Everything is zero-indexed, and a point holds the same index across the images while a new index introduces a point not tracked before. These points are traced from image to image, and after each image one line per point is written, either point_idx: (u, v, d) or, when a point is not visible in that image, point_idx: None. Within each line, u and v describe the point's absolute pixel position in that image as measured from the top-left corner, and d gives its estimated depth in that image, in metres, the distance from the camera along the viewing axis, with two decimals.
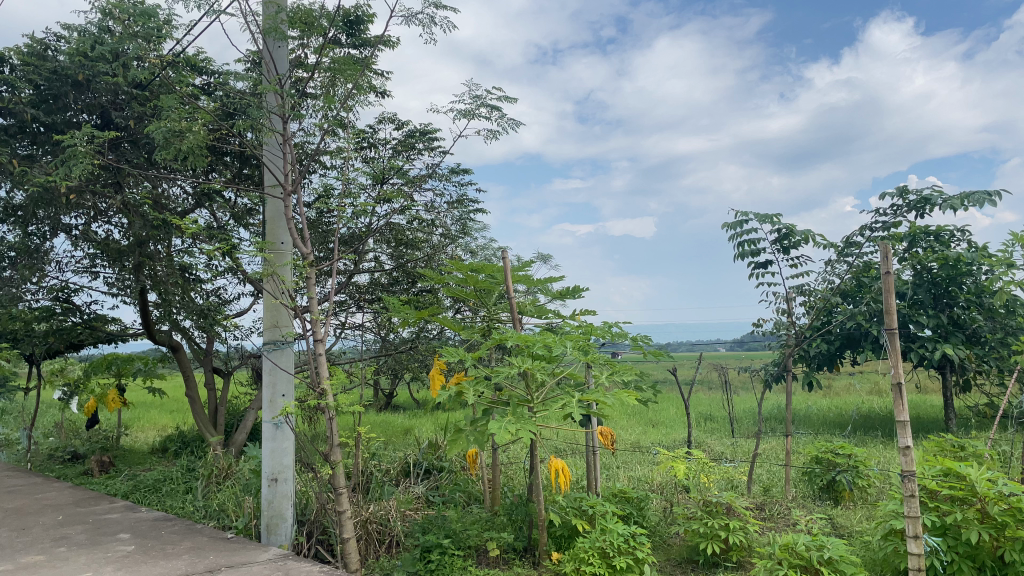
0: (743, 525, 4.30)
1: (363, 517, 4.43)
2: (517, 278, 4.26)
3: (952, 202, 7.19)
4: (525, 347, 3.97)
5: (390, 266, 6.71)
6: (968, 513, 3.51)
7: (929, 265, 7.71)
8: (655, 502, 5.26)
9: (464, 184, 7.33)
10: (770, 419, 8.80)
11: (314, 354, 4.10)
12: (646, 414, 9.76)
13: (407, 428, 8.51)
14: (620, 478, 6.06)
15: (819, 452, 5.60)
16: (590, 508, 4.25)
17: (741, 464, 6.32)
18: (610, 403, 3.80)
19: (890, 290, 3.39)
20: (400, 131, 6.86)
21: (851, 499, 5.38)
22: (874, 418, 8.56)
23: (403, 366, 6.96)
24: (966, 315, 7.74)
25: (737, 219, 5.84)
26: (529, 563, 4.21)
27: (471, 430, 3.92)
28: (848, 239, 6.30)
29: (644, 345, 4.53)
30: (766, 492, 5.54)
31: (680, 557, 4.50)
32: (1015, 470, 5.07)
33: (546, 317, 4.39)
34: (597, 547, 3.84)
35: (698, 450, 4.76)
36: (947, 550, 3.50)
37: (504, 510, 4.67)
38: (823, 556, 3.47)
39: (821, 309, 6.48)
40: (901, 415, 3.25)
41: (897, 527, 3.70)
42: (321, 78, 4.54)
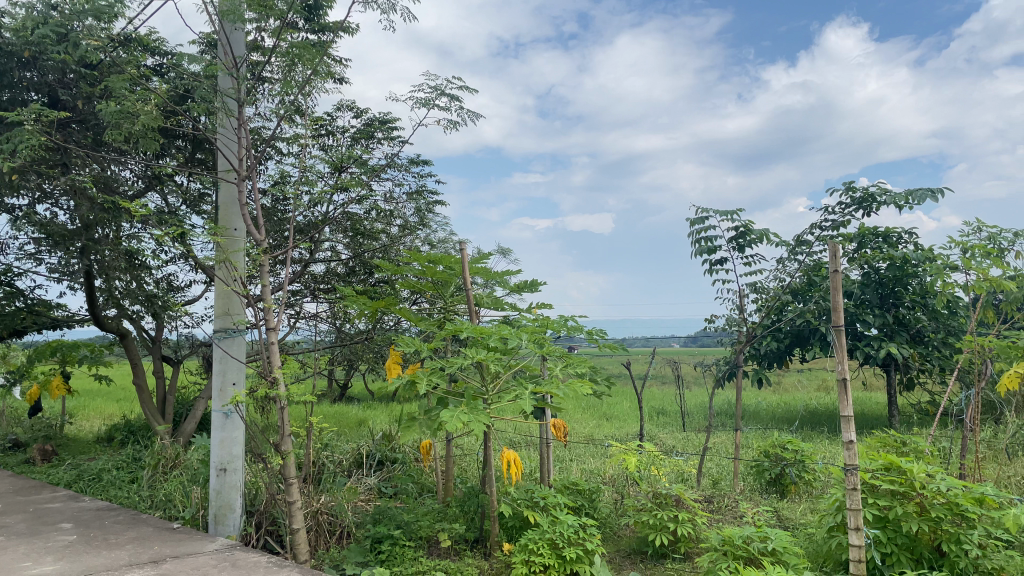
0: (692, 516, 4.38)
1: (313, 508, 4.39)
2: (475, 270, 4.26)
3: (896, 199, 7.38)
4: (481, 339, 3.97)
5: (347, 256, 6.66)
6: (908, 507, 3.61)
7: (877, 266, 7.91)
8: (606, 495, 5.32)
9: (423, 174, 7.31)
10: (720, 414, 8.96)
11: (266, 343, 4.05)
12: (600, 407, 9.85)
13: (360, 419, 8.46)
14: (573, 471, 6.12)
15: (766, 446, 5.73)
16: (542, 500, 4.28)
17: (691, 458, 6.43)
18: (564, 395, 3.82)
19: (838, 287, 3.45)
20: (359, 119, 6.80)
21: (796, 493, 5.50)
22: (820, 414, 8.76)
23: (358, 356, 6.91)
24: (911, 315, 7.97)
25: (698, 217, 5.93)
26: (480, 554, 4.23)
27: (425, 420, 3.91)
28: (799, 238, 6.44)
29: (599, 339, 4.58)
30: (715, 485, 5.65)
31: (630, 548, 4.56)
32: (952, 466, 5.25)
33: (502, 309, 4.41)
34: (547, 538, 3.88)
35: (650, 443, 4.83)
36: (887, 542, 3.61)
37: (456, 502, 4.68)
38: (766, 548, 3.55)
39: (772, 306, 6.60)
40: (845, 411, 3.32)
41: (839, 520, 3.80)
42: (278, 62, 4.45)
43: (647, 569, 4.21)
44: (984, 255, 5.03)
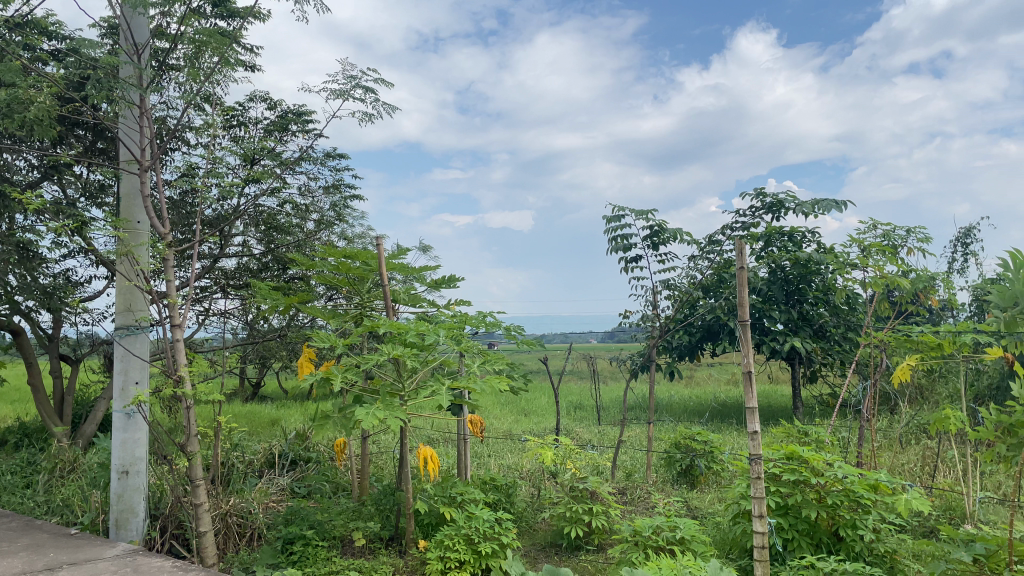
0: (606, 508, 4.46)
1: (222, 510, 4.27)
2: (392, 266, 4.21)
3: (804, 207, 7.69)
4: (397, 334, 3.93)
5: (259, 250, 6.47)
6: (808, 494, 3.77)
7: (783, 264, 8.23)
8: (523, 489, 5.36)
9: (340, 168, 7.20)
10: (635, 408, 9.16)
11: (171, 340, 3.91)
12: (518, 403, 9.92)
13: (274, 418, 8.28)
14: (490, 466, 6.14)
15: (677, 438, 5.90)
16: (459, 496, 4.28)
17: (606, 451, 6.56)
18: (480, 390, 3.82)
19: (744, 284, 3.55)
20: (273, 111, 6.63)
21: (705, 483, 5.69)
22: (730, 406, 9.07)
23: (271, 354, 6.75)
24: (814, 311, 8.33)
25: (614, 216, 6.02)
26: (395, 552, 4.20)
27: (338, 418, 3.84)
28: (711, 237, 6.62)
29: (517, 335, 4.60)
30: (629, 477, 5.78)
31: (545, 541, 4.62)
32: (850, 455, 5.51)
33: (420, 306, 4.38)
34: (462, 533, 3.88)
35: (565, 436, 4.90)
36: (788, 528, 3.75)
37: (371, 500, 4.63)
38: (675, 537, 3.66)
39: (685, 302, 6.77)
40: (750, 402, 3.42)
41: (744, 508, 3.94)
42: (184, 49, 4.28)
43: (563, 561, 4.27)
44: (881, 253, 5.30)
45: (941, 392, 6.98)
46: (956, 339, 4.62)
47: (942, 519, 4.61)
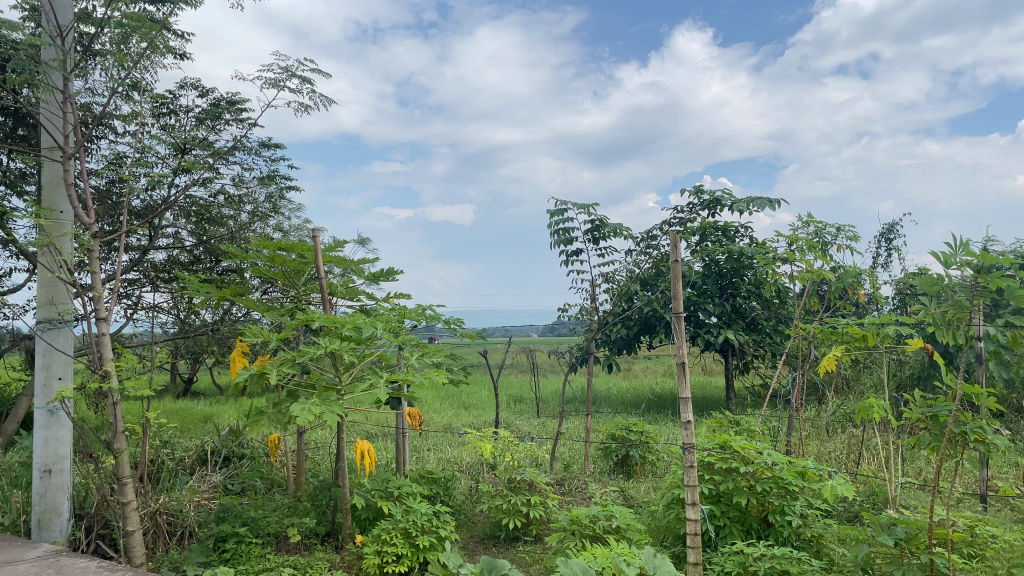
0: (543, 499, 4.50)
1: (150, 509, 4.16)
2: (330, 258, 4.15)
3: (739, 205, 7.87)
4: (334, 328, 3.87)
5: (191, 242, 6.29)
6: (739, 482, 3.87)
7: (717, 259, 8.41)
8: (461, 482, 5.37)
9: (275, 159, 7.07)
10: (574, 400, 9.26)
11: (97, 334, 3.77)
12: (458, 396, 9.91)
13: (206, 414, 8.09)
14: (429, 460, 6.12)
15: (613, 429, 5.98)
16: (396, 489, 4.25)
17: (545, 443, 6.61)
18: (418, 384, 3.79)
19: (679, 277, 3.60)
20: (204, 99, 6.47)
21: (641, 473, 5.79)
22: (665, 397, 9.25)
23: (203, 349, 6.59)
24: (746, 304, 8.55)
25: (555, 209, 6.06)
26: (331, 548, 4.15)
27: (273, 413, 3.76)
28: (648, 232, 6.73)
29: (456, 328, 4.59)
30: (567, 468, 5.84)
31: (483, 533, 4.63)
32: (780, 443, 5.68)
33: (358, 299, 4.33)
34: (400, 526, 3.87)
35: (504, 429, 4.95)
36: (720, 515, 3.84)
37: (307, 496, 4.56)
38: (611, 526, 3.72)
39: (623, 296, 6.86)
40: (684, 392, 3.47)
41: (678, 496, 4.02)
42: (110, 34, 4.13)
43: (500, 552, 4.29)
44: (810, 248, 5.47)
45: (865, 382, 7.24)
46: (879, 331, 4.80)
47: (865, 504, 4.79)
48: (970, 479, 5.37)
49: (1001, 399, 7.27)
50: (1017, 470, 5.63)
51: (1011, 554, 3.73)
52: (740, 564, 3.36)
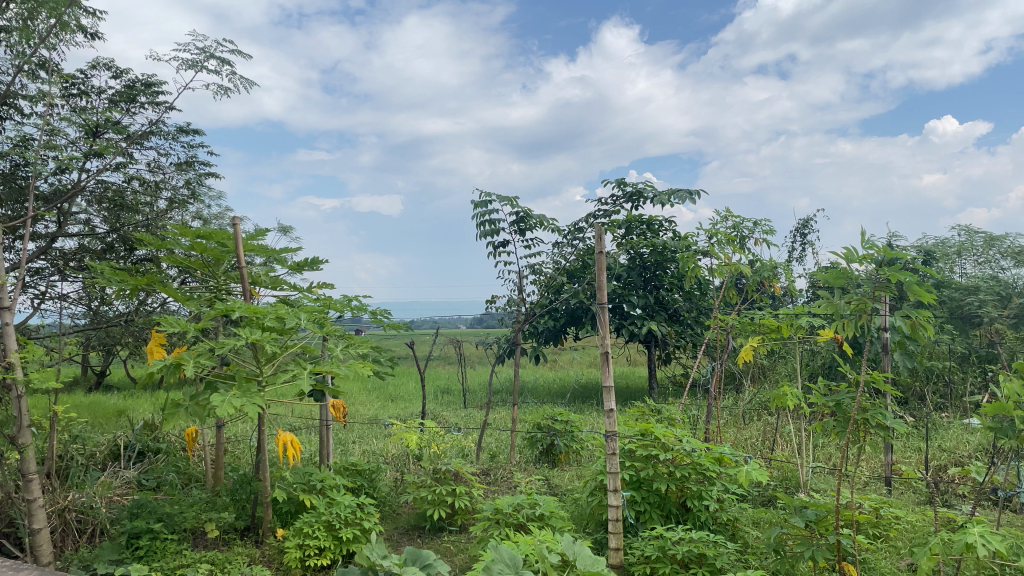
0: (469, 489, 4.52)
1: (59, 506, 3.99)
2: (250, 247, 4.04)
3: (661, 197, 8.03)
4: (254, 318, 3.77)
5: (103, 230, 6.04)
6: (659, 469, 3.96)
7: (641, 251, 8.57)
8: (386, 474, 5.32)
9: (193, 144, 6.85)
10: (500, 391, 9.30)
11: (1, 323, 3.58)
12: (384, 388, 9.82)
13: (120, 408, 7.78)
14: (354, 452, 6.06)
15: (538, 419, 6.04)
16: (319, 482, 4.18)
17: (471, 434, 6.63)
18: (343, 375, 3.74)
19: (602, 268, 3.63)
20: (118, 80, 6.21)
21: (566, 461, 5.88)
22: (590, 387, 9.39)
23: (117, 341, 6.34)
24: (669, 296, 8.76)
25: (483, 199, 6.06)
26: (251, 542, 4.07)
27: (190, 405, 3.63)
28: (574, 224, 6.80)
29: (382, 319, 4.55)
30: (493, 458, 5.88)
31: (408, 524, 4.62)
32: (699, 431, 5.84)
33: (280, 289, 4.24)
34: (323, 519, 3.81)
35: (430, 420, 4.95)
36: (641, 501, 3.93)
37: (226, 491, 4.44)
38: (535, 513, 3.76)
39: (550, 287, 6.93)
40: (607, 381, 3.52)
41: (600, 483, 4.08)
42: (17, 8, 3.92)
43: (425, 543, 4.29)
44: (728, 241, 5.63)
45: (780, 371, 7.51)
46: (792, 321, 4.98)
47: (778, 488, 4.97)
48: (876, 463, 5.65)
49: (905, 387, 7.65)
50: (918, 455, 5.94)
51: (912, 533, 3.94)
52: (659, 548, 3.43)
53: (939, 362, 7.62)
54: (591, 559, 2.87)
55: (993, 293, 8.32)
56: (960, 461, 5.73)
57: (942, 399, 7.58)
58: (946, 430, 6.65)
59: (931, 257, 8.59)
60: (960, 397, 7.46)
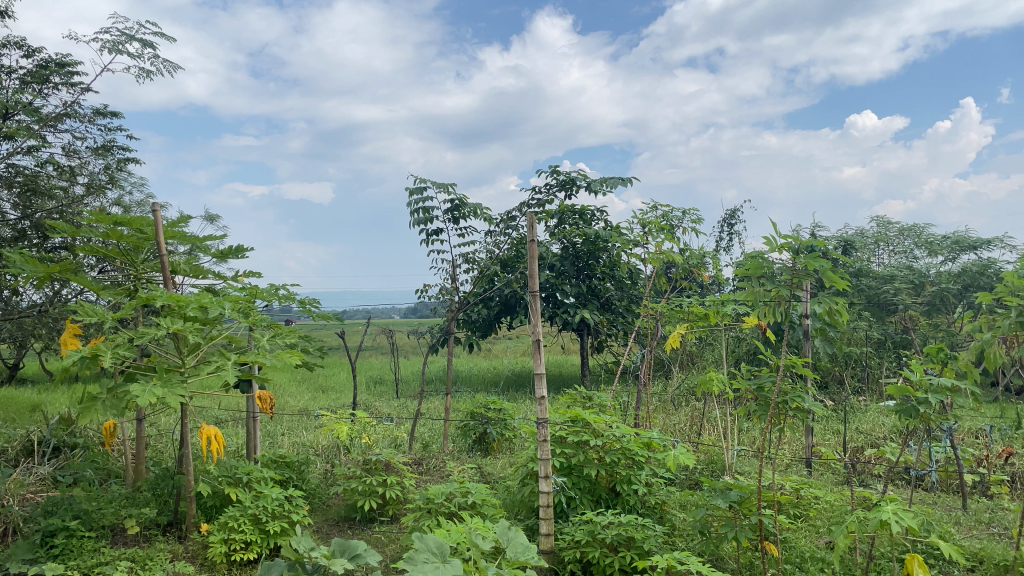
0: (400, 479, 4.48)
1: None
2: (171, 235, 3.90)
3: (593, 184, 8.10)
4: (176, 307, 3.64)
5: (15, 217, 5.75)
6: (589, 455, 4.00)
7: (574, 241, 8.65)
8: (316, 465, 5.24)
9: (111, 128, 6.59)
10: (433, 380, 9.26)
11: None
12: (315, 379, 9.66)
13: (34, 403, 7.44)
14: (283, 444, 5.94)
15: (471, 408, 6.04)
16: (245, 475, 4.08)
17: (404, 424, 6.58)
18: (269, 365, 3.64)
19: (534, 257, 3.62)
20: (30, 60, 5.92)
21: (498, 449, 5.90)
22: (522, 375, 9.45)
23: (29, 332, 6.05)
24: (601, 285, 8.86)
25: (416, 187, 6.00)
26: (173, 538, 3.95)
27: (108, 398, 3.48)
28: (508, 213, 6.80)
29: (311, 309, 4.46)
30: (426, 448, 5.85)
31: (338, 516, 4.55)
32: (629, 417, 5.94)
33: (204, 278, 4.10)
34: (249, 513, 3.73)
35: (360, 411, 4.89)
36: (572, 487, 3.95)
37: (147, 486, 4.30)
38: (466, 502, 3.75)
39: (484, 276, 6.90)
40: (538, 369, 3.52)
41: (532, 471, 4.10)
42: None
43: (356, 534, 4.24)
44: (657, 229, 5.72)
45: (708, 357, 7.68)
46: (718, 309, 5.10)
47: (704, 472, 5.10)
48: (798, 445, 5.84)
49: (825, 371, 7.93)
50: (837, 437, 6.17)
51: (831, 512, 4.09)
52: (588, 532, 3.46)
53: (856, 348, 7.92)
54: (522, 545, 2.88)
55: (907, 282, 8.70)
56: (875, 442, 5.98)
57: (860, 382, 7.87)
58: (863, 412, 6.93)
59: (850, 247, 8.91)
60: (877, 381, 7.77)
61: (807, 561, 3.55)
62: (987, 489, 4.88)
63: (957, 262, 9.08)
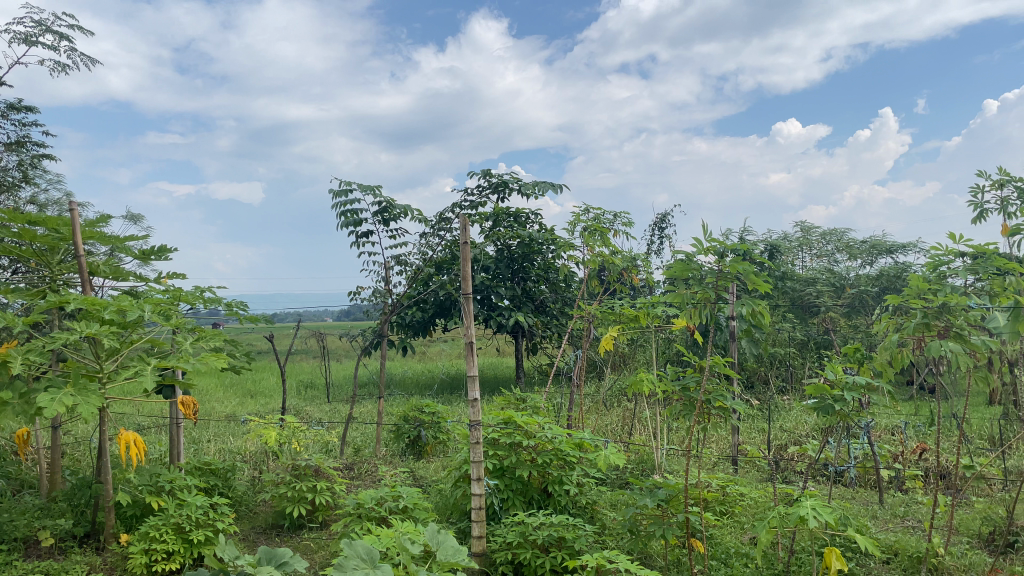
0: (331, 485, 4.41)
1: None
2: (89, 235, 3.74)
3: (526, 187, 8.13)
4: (91, 310, 3.49)
5: None
6: (522, 457, 4.01)
7: (508, 244, 8.67)
8: (243, 472, 5.11)
9: (27, 122, 6.31)
10: (366, 384, 9.15)
11: None
12: (243, 383, 9.42)
13: None
14: (209, 451, 5.78)
15: (405, 411, 5.97)
16: (168, 482, 3.94)
17: (335, 428, 6.47)
18: (193, 370, 3.52)
19: (467, 260, 3.59)
20: None
21: (431, 452, 5.87)
22: (457, 378, 9.42)
23: None
24: (535, 287, 8.90)
25: (342, 189, 5.91)
26: (91, 549, 3.79)
27: (19, 405, 3.31)
28: (440, 215, 6.77)
29: (238, 311, 4.35)
30: (357, 452, 5.77)
31: (266, 523, 4.45)
32: (562, 418, 5.98)
33: (124, 280, 3.95)
34: (171, 522, 3.61)
35: (290, 416, 4.80)
36: (504, 489, 3.95)
37: (63, 496, 4.13)
38: (398, 506, 3.71)
39: (417, 279, 6.86)
40: (471, 371, 3.50)
41: (464, 473, 4.09)
42: None
43: (283, 541, 4.15)
44: (589, 232, 5.79)
45: (640, 358, 7.80)
46: (648, 311, 5.18)
47: (634, 471, 5.18)
48: (725, 444, 5.99)
49: (751, 372, 8.16)
50: (762, 435, 6.35)
51: (755, 508, 4.21)
52: (520, 534, 3.47)
53: (780, 348, 8.16)
54: (452, 548, 2.86)
55: (829, 285, 9.03)
56: (798, 440, 6.17)
57: (784, 382, 8.13)
58: (787, 412, 7.14)
59: (775, 251, 9.20)
60: (800, 380, 8.04)
61: (732, 557, 3.64)
62: (901, 484, 5.10)
63: (874, 265, 9.48)
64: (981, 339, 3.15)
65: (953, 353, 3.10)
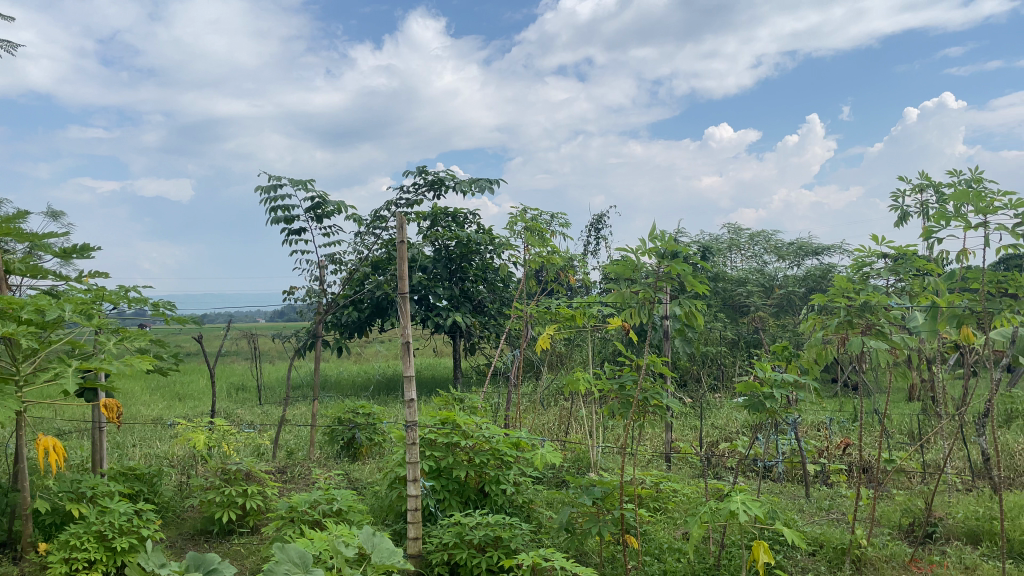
0: (262, 488, 4.32)
1: None
2: (6, 231, 3.57)
3: (462, 185, 8.11)
4: (8, 310, 3.33)
5: None
6: (458, 457, 3.99)
7: (446, 244, 8.64)
8: (170, 478, 4.96)
9: None
10: (299, 386, 8.98)
11: None
12: (171, 386, 9.14)
13: None
14: (135, 456, 5.58)
15: (339, 412, 5.87)
16: (90, 488, 3.78)
17: (267, 431, 6.33)
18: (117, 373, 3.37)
19: (404, 258, 3.54)
20: None
21: (367, 454, 5.80)
22: (393, 379, 9.33)
23: None
24: (473, 288, 8.89)
25: (272, 185, 5.79)
26: (7, 560, 3.62)
27: None
28: (376, 213, 6.69)
29: (165, 311, 4.21)
30: (290, 455, 5.66)
31: (194, 530, 4.32)
32: (499, 418, 5.99)
33: (43, 278, 3.78)
34: (93, 530, 3.47)
35: (221, 419, 4.68)
36: (441, 489, 3.92)
37: None
38: (333, 508, 3.66)
39: (352, 278, 6.77)
40: (408, 371, 3.47)
41: (400, 474, 4.05)
42: None
43: (212, 548, 4.04)
44: (527, 232, 5.81)
45: (576, 358, 7.87)
46: (585, 310, 5.19)
47: (570, 469, 5.22)
48: (659, 442, 6.09)
49: (684, 370, 8.32)
50: (694, 432, 6.48)
51: (687, 504, 4.29)
52: (457, 534, 3.45)
53: (712, 347, 8.36)
54: (388, 550, 2.81)
55: (759, 285, 9.29)
56: (728, 436, 6.32)
57: (716, 380, 8.34)
58: (718, 409, 7.30)
59: (709, 252, 9.40)
60: (730, 378, 8.24)
61: (665, 553, 3.70)
62: (826, 478, 5.28)
63: (801, 266, 9.79)
64: (899, 337, 3.28)
65: (875, 350, 3.21)
